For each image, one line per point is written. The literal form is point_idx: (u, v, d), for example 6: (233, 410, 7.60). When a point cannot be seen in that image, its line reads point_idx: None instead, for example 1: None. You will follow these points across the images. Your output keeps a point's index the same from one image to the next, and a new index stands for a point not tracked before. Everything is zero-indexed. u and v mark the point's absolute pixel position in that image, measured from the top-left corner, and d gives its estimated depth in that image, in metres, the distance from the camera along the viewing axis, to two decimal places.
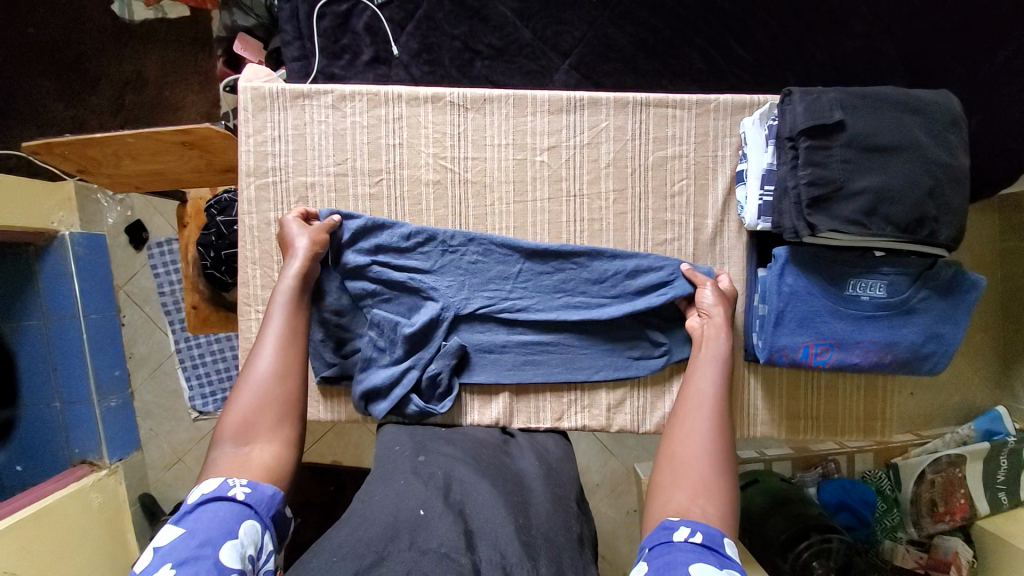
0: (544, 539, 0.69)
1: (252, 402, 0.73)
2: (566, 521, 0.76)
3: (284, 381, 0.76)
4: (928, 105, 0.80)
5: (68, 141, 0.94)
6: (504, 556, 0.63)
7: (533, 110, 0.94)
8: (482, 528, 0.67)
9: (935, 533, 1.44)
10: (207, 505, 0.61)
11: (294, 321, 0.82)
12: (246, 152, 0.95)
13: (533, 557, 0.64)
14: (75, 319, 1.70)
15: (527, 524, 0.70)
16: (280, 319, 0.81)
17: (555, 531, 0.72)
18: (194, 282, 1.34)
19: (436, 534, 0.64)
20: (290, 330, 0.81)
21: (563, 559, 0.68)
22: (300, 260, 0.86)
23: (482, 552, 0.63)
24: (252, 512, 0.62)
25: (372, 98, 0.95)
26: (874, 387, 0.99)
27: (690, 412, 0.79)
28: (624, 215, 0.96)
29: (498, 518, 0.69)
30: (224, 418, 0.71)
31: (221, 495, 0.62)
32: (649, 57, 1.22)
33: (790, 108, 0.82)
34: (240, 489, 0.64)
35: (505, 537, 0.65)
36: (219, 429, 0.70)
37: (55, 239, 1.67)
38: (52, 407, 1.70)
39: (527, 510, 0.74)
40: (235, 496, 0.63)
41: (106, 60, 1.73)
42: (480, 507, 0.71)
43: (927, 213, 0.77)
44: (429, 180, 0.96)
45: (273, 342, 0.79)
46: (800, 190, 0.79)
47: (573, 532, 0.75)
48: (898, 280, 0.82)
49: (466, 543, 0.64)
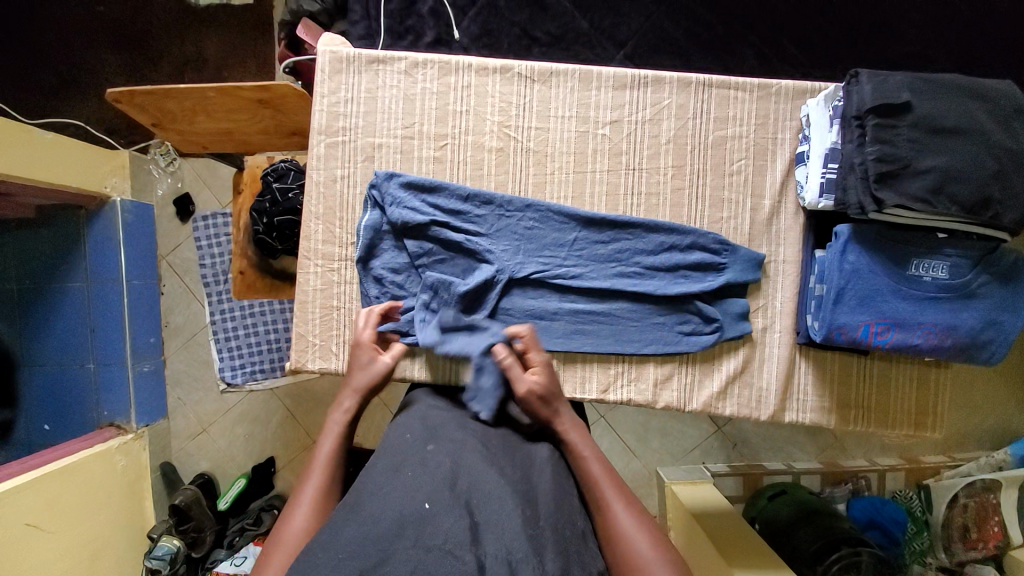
0: (553, 531, 0.66)
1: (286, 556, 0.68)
2: (571, 514, 0.72)
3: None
4: (994, 92, 0.81)
5: (152, 92, 0.98)
6: (509, 552, 0.59)
7: (598, 86, 0.97)
8: (489, 521, 0.63)
9: (966, 561, 1.46)
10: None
11: (336, 471, 0.80)
12: (320, 111, 0.99)
13: (541, 553, 0.61)
14: (117, 284, 1.74)
15: (534, 516, 0.67)
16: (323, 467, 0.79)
17: (563, 525, 0.69)
18: (244, 248, 1.37)
19: (441, 529, 0.60)
20: (330, 483, 0.78)
21: (570, 553, 0.66)
22: (350, 396, 0.88)
23: (487, 547, 0.59)
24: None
25: (442, 67, 0.99)
26: (925, 379, 0.97)
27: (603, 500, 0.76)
28: (681, 191, 0.97)
29: (505, 511, 0.65)
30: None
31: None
32: (704, 50, 1.26)
33: (856, 89, 0.84)
34: None
35: (513, 533, 0.61)
36: None
37: (106, 205, 1.73)
38: (86, 368, 1.74)
39: (535, 502, 0.70)
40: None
41: (170, 39, 1.82)
42: (487, 498, 0.67)
43: (993, 195, 0.78)
44: (492, 147, 0.99)
45: (312, 496, 0.75)
46: (867, 165, 0.80)
47: (580, 525, 0.72)
48: (960, 263, 0.82)
49: (471, 538, 0.60)
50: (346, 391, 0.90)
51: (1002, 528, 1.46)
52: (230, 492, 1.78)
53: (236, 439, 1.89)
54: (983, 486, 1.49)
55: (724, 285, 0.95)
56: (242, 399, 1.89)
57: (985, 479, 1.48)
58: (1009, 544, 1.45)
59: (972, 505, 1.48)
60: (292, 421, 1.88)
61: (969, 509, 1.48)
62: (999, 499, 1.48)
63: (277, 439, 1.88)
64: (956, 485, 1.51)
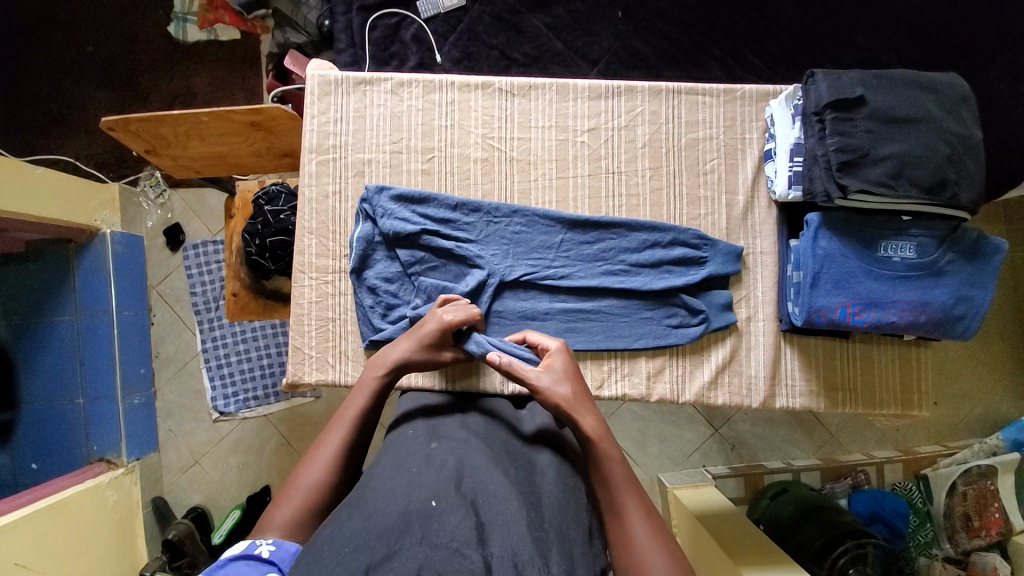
0: (556, 532, 0.68)
1: (303, 495, 0.75)
2: (577, 512, 0.74)
3: (338, 487, 0.77)
4: (941, 83, 0.87)
5: (146, 119, 1.01)
6: (516, 554, 0.59)
7: (574, 97, 1.03)
8: (495, 521, 0.64)
9: (972, 549, 1.47)
10: (235, 563, 0.65)
11: (362, 430, 0.82)
12: (310, 131, 1.03)
13: (545, 554, 0.62)
14: (108, 316, 1.74)
15: (539, 519, 0.68)
16: (351, 423, 0.82)
17: (567, 526, 0.71)
18: (237, 270, 1.40)
19: (448, 527, 0.60)
20: (354, 441, 0.81)
21: (574, 555, 0.67)
22: (402, 348, 0.87)
23: (494, 548, 0.60)
24: (273, 568, 0.65)
25: (427, 86, 1.04)
26: (908, 357, 1.01)
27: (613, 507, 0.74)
28: (659, 191, 1.02)
29: (511, 511, 0.66)
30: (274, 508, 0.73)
31: (247, 553, 0.67)
32: (672, 64, 1.33)
33: (814, 87, 0.90)
34: (266, 547, 0.67)
35: (518, 533, 0.63)
36: (267, 517, 0.73)
37: (96, 237, 1.74)
38: (75, 403, 1.71)
39: (539, 502, 0.72)
40: (260, 553, 0.67)
41: (161, 76, 1.87)
42: (493, 498, 0.69)
43: (948, 176, 0.83)
44: (478, 157, 1.03)
45: (338, 447, 0.80)
46: (829, 156, 0.86)
47: (584, 523, 0.74)
48: (926, 242, 0.87)
49: (478, 537, 0.60)
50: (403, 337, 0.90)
51: (1004, 514, 1.49)
52: (224, 525, 1.70)
53: (229, 469, 1.85)
54: (979, 472, 1.51)
55: (707, 277, 0.99)
56: (235, 427, 1.86)
57: (981, 465, 1.51)
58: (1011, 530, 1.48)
59: (971, 492, 1.49)
60: (287, 447, 1.85)
61: (968, 497, 1.50)
62: (997, 486, 1.50)
63: (272, 466, 1.84)
64: (954, 474, 1.53)
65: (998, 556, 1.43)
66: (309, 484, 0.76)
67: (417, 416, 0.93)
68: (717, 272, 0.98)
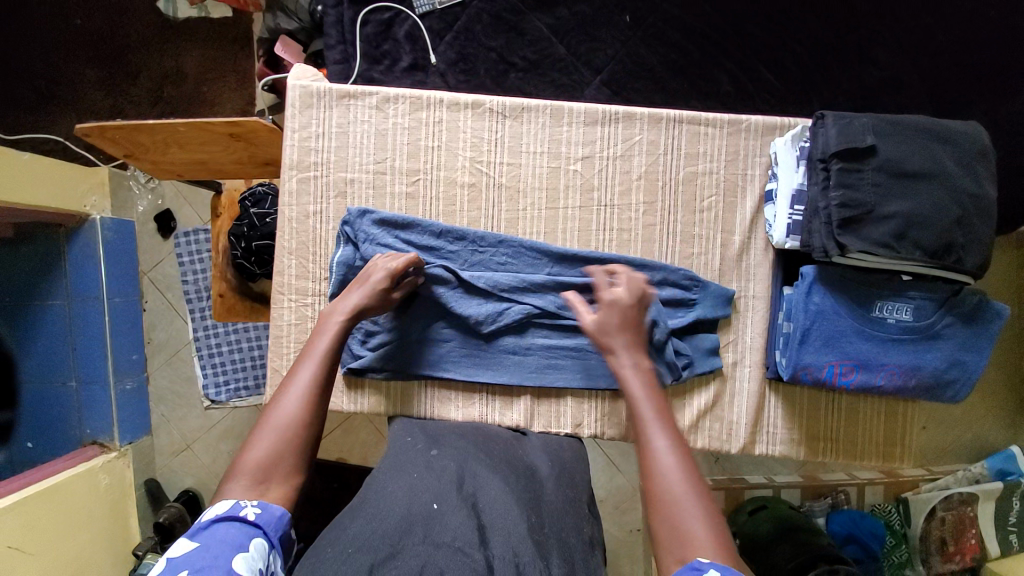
0: (557, 538, 0.70)
1: (278, 439, 0.69)
2: (578, 521, 0.76)
3: (308, 427, 0.72)
4: (959, 135, 0.82)
5: (120, 126, 0.98)
6: (516, 554, 0.63)
7: (569, 121, 0.98)
8: (495, 523, 0.67)
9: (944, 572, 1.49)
10: (218, 524, 0.59)
11: (329, 370, 0.78)
12: (290, 146, 0.98)
13: (546, 557, 0.65)
14: (99, 302, 1.68)
15: (540, 524, 0.71)
16: (316, 364, 0.77)
17: (567, 532, 0.73)
18: (223, 271, 1.34)
19: (449, 527, 0.65)
20: (320, 380, 0.76)
21: (574, 559, 0.69)
22: (362, 292, 0.86)
23: (495, 548, 0.63)
24: (260, 532, 0.61)
25: (414, 102, 0.99)
26: (893, 412, 0.99)
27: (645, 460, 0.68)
28: (652, 227, 0.98)
29: (511, 514, 0.69)
30: (246, 454, 0.67)
31: (231, 515, 0.61)
32: (679, 76, 1.25)
33: (823, 131, 0.84)
34: (251, 509, 0.62)
35: (518, 537, 0.65)
36: (239, 465, 0.67)
37: (85, 223, 1.66)
38: (67, 386, 1.68)
39: (539, 506, 0.74)
40: (245, 515, 0.61)
41: (148, 54, 1.73)
42: (492, 502, 0.71)
43: (955, 240, 0.79)
44: (464, 182, 1.00)
45: (304, 386, 0.74)
46: (830, 211, 0.82)
47: (585, 533, 0.75)
48: (924, 305, 0.84)
49: (478, 538, 0.64)
50: (356, 283, 0.88)
51: (979, 541, 1.50)
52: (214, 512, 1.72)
53: (221, 455, 1.87)
54: (960, 500, 1.49)
55: (695, 319, 0.96)
56: (226, 415, 1.87)
57: (962, 491, 1.48)
58: (984, 556, 1.49)
59: (951, 518, 1.48)
60: None
61: (947, 522, 1.48)
62: (976, 512, 1.49)
63: None
64: (933, 500, 1.50)
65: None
66: (280, 425, 0.70)
67: (415, 423, 0.94)
68: (705, 315, 0.95)
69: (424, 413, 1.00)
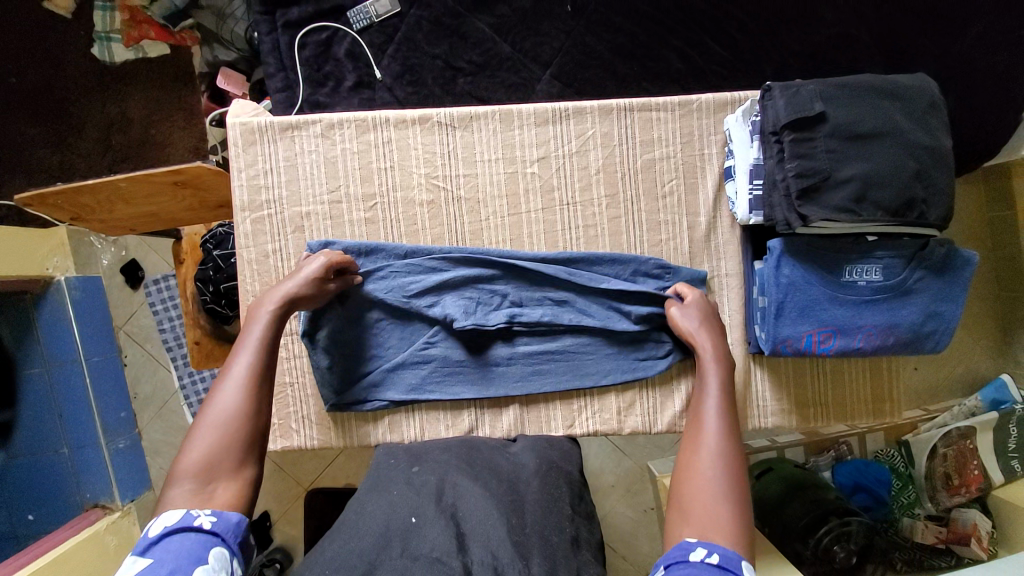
0: (539, 536, 0.69)
1: (217, 438, 0.66)
2: (558, 520, 0.73)
3: (249, 420, 0.69)
4: (905, 89, 0.83)
5: (61, 190, 1.00)
6: (496, 557, 0.63)
7: (520, 124, 0.97)
8: (475, 530, 0.67)
9: (952, 506, 1.39)
10: (171, 537, 0.57)
11: (267, 358, 0.75)
12: (239, 187, 0.96)
13: (526, 558, 0.64)
14: (77, 364, 1.55)
15: (521, 525, 0.69)
16: (252, 353, 0.74)
17: (549, 531, 0.70)
18: (196, 318, 1.29)
19: (428, 539, 0.65)
20: (257, 369, 0.73)
21: (556, 557, 0.67)
22: (294, 281, 0.83)
23: (474, 554, 0.64)
24: (218, 540, 0.59)
25: (360, 125, 0.97)
26: (877, 368, 1.00)
27: (696, 439, 0.74)
28: (618, 219, 0.98)
29: (491, 520, 0.68)
30: (184, 455, 0.64)
31: (185, 526, 0.59)
32: (628, 60, 1.22)
33: (771, 103, 0.85)
34: (206, 517, 0.60)
35: (498, 540, 0.65)
36: (178, 466, 0.63)
37: (51, 286, 1.53)
38: (59, 453, 1.53)
39: (521, 509, 0.72)
40: (200, 525, 0.59)
41: (91, 103, 1.64)
42: (473, 508, 0.70)
43: (916, 195, 0.80)
44: (423, 200, 0.98)
45: (240, 379, 0.72)
46: (789, 182, 0.82)
47: (567, 530, 0.72)
48: (893, 263, 0.85)
49: (457, 545, 0.64)
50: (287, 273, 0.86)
51: (981, 470, 1.39)
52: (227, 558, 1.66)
53: None
54: (959, 433, 1.42)
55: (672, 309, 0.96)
56: None
57: (960, 426, 1.42)
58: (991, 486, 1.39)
59: (951, 453, 1.40)
60: (278, 474, 1.57)
61: (949, 458, 1.41)
62: (976, 443, 1.41)
63: (266, 489, 1.57)
64: (933, 438, 1.44)
65: (979, 512, 1.36)
66: (219, 422, 0.68)
67: (398, 445, 0.91)
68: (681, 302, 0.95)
69: (413, 437, 0.99)
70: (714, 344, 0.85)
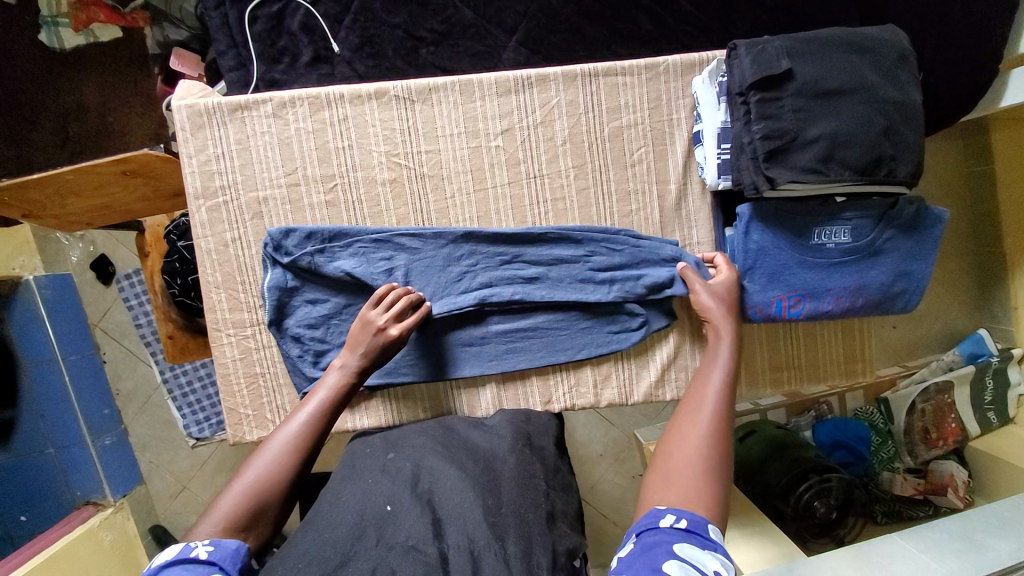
0: (514, 516, 0.68)
1: (254, 489, 0.67)
2: (534, 497, 0.72)
3: (289, 480, 0.71)
4: (875, 42, 0.80)
5: (7, 188, 0.96)
6: (472, 539, 0.62)
7: (481, 95, 0.93)
8: (451, 514, 0.66)
9: (930, 459, 1.41)
10: (168, 570, 0.56)
11: (320, 428, 0.77)
12: (191, 173, 0.92)
13: (502, 537, 0.64)
14: (55, 363, 1.50)
15: (495, 504, 0.69)
16: (312, 416, 0.76)
17: (524, 509, 0.70)
18: (166, 311, 1.25)
19: (403, 527, 0.64)
20: (309, 438, 0.75)
21: (531, 535, 0.66)
22: (366, 352, 0.83)
23: (450, 538, 0.63)
24: (216, 569, 0.57)
25: (313, 102, 0.92)
26: (851, 329, 1.01)
27: (689, 412, 0.73)
28: (587, 191, 0.96)
29: (466, 503, 0.68)
30: (223, 497, 0.66)
31: (181, 558, 0.57)
32: (598, 22, 1.14)
33: (737, 62, 0.82)
34: (203, 548, 0.59)
35: (474, 521, 0.65)
36: (216, 506, 0.65)
37: (20, 286, 1.45)
38: (45, 453, 1.50)
39: (496, 489, 0.72)
40: (197, 556, 0.58)
41: (41, 92, 1.55)
42: (449, 493, 0.70)
43: (884, 153, 0.79)
44: (385, 179, 0.94)
45: (294, 439, 0.73)
46: (755, 144, 0.80)
47: (542, 507, 0.72)
48: (861, 224, 0.84)
49: (433, 532, 0.63)
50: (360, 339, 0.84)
51: (959, 423, 1.42)
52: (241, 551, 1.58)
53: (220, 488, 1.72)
54: (937, 388, 1.43)
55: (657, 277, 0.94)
56: (216, 449, 1.66)
57: (938, 381, 1.42)
58: (966, 437, 1.42)
59: (930, 407, 1.41)
60: None
61: (927, 412, 1.42)
62: (954, 398, 1.43)
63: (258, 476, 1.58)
64: (912, 393, 1.45)
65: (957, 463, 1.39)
66: (262, 473, 0.69)
67: (373, 433, 0.91)
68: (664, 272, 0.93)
69: (390, 420, 0.98)
70: (732, 328, 0.83)
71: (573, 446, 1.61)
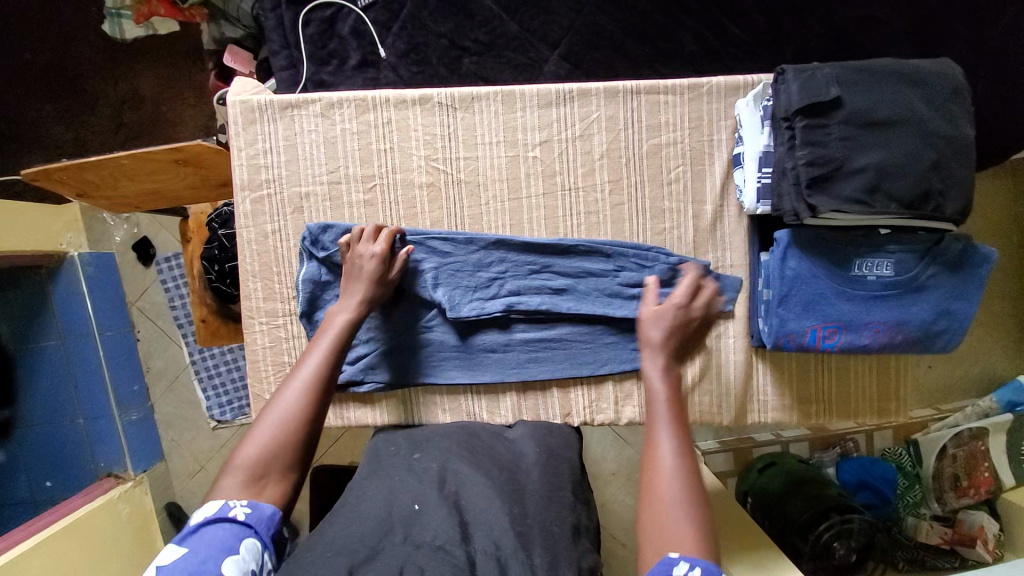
0: (540, 527, 0.68)
1: (272, 436, 0.67)
2: (559, 509, 0.73)
3: (307, 422, 0.70)
4: (929, 75, 0.78)
5: (66, 167, 1.01)
6: (498, 547, 0.63)
7: (522, 106, 0.95)
8: (478, 519, 0.67)
9: (959, 507, 1.34)
10: (207, 527, 0.58)
11: (331, 366, 0.76)
12: (239, 166, 0.96)
13: (527, 547, 0.64)
14: (91, 337, 1.56)
15: (521, 514, 0.69)
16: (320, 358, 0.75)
17: (549, 522, 0.70)
18: (201, 296, 1.29)
19: (430, 527, 0.64)
20: (321, 377, 0.74)
21: (557, 549, 0.66)
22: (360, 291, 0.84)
23: (477, 543, 0.63)
24: (251, 532, 0.60)
25: (360, 105, 0.95)
26: (886, 365, 0.98)
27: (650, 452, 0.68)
28: (621, 206, 0.96)
29: (492, 509, 0.68)
30: (241, 447, 0.65)
31: (220, 517, 0.59)
32: (641, 41, 1.14)
33: (785, 87, 0.81)
34: (240, 509, 0.61)
35: (500, 529, 0.65)
36: (235, 457, 0.65)
37: (66, 262, 1.53)
38: (74, 423, 1.56)
39: (522, 499, 0.72)
40: (234, 516, 0.60)
41: (102, 80, 1.64)
42: (476, 498, 0.70)
43: (933, 187, 0.77)
44: (422, 183, 0.96)
45: (306, 380, 0.72)
46: (798, 170, 0.79)
47: (568, 520, 0.72)
48: (905, 258, 0.82)
49: (461, 534, 0.63)
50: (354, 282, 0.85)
51: (993, 472, 1.34)
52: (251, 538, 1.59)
53: None
54: (970, 434, 1.37)
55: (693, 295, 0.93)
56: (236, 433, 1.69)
57: (973, 426, 1.36)
58: (1001, 488, 1.34)
59: (961, 454, 1.35)
60: None
61: (958, 459, 1.35)
62: (988, 446, 1.36)
63: None
64: (942, 438, 1.39)
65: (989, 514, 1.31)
66: (280, 418, 0.68)
67: (396, 431, 0.92)
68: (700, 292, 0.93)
69: (410, 420, 0.99)
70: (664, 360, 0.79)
71: (587, 462, 1.59)
